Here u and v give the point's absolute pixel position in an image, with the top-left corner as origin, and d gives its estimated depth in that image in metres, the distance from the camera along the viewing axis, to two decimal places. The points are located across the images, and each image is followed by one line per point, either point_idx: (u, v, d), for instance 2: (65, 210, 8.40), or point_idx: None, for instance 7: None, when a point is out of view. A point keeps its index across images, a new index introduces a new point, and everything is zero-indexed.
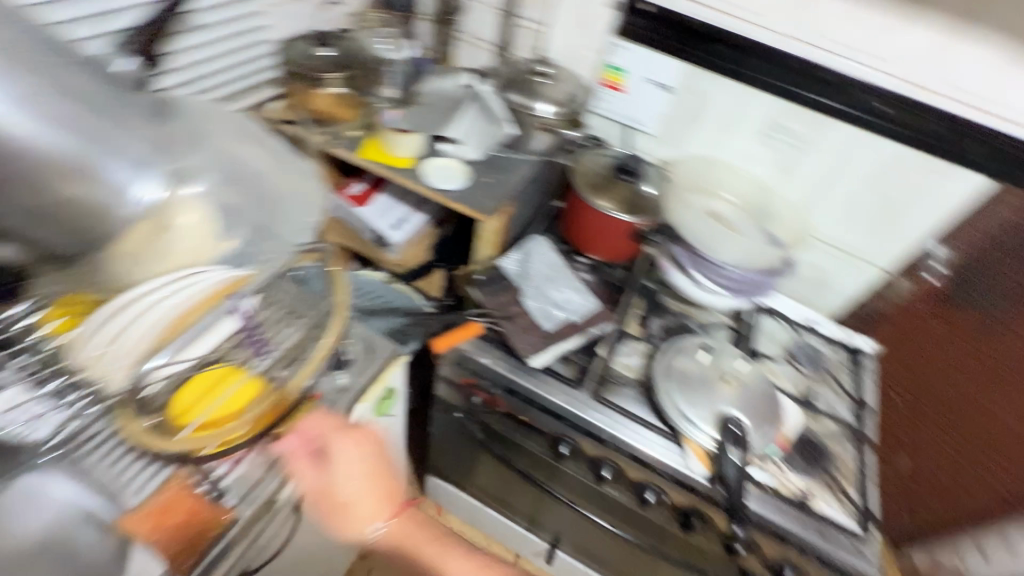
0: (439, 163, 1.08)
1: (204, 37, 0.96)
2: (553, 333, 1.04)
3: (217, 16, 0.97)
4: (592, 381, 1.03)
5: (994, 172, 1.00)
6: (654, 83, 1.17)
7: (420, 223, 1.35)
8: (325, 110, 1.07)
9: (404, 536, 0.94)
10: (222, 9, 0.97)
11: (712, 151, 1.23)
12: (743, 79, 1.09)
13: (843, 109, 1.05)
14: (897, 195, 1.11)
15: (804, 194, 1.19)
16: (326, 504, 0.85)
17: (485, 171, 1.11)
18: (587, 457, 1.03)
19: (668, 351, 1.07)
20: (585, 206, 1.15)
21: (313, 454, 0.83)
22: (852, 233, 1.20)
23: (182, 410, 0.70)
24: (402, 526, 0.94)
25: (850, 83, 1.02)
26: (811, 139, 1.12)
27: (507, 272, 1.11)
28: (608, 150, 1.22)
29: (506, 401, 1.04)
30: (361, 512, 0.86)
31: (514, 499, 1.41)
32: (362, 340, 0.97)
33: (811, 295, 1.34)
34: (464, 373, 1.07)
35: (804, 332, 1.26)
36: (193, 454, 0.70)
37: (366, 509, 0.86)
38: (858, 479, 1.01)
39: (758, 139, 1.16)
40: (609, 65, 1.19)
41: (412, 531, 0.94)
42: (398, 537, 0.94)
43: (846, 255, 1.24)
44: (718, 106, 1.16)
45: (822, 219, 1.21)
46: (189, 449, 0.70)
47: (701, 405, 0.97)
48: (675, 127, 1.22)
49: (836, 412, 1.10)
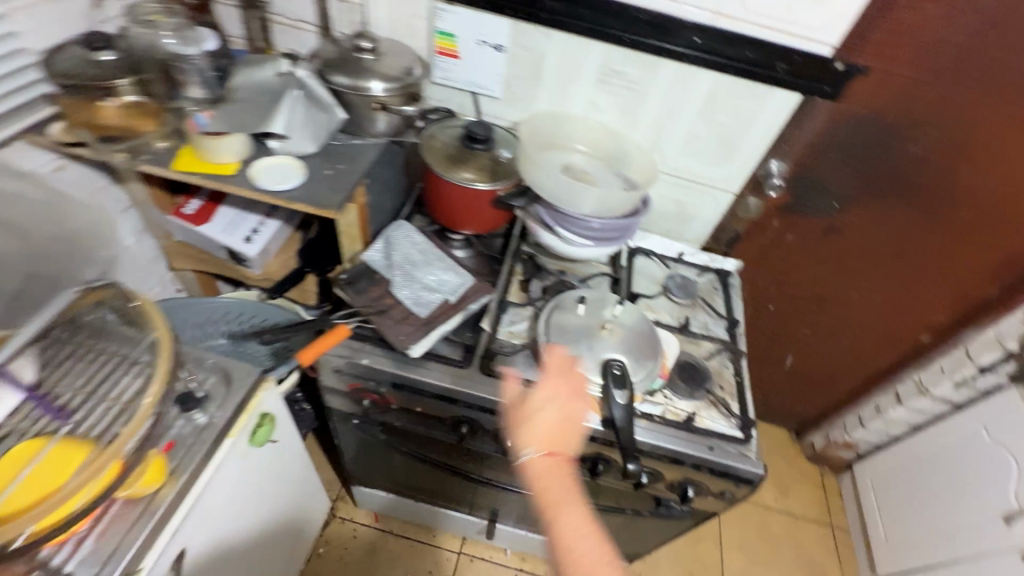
0: (268, 162, 0.98)
1: None
2: (429, 318, 1.01)
3: None
4: (480, 356, 1.02)
5: (801, 89, 1.09)
6: (487, 44, 1.14)
7: (276, 229, 1.22)
8: (116, 125, 0.94)
9: (544, 484, 0.82)
10: None
11: (560, 105, 1.23)
12: (569, 29, 1.08)
13: (666, 46, 1.07)
14: (729, 121, 1.18)
15: (650, 135, 1.24)
16: (513, 414, 0.88)
17: (325, 162, 1.03)
18: (489, 431, 1.03)
19: (548, 309, 1.07)
20: (441, 181, 1.11)
21: (178, 504, 0.76)
22: (699, 164, 1.27)
23: None
24: (551, 466, 0.84)
25: (666, 19, 1.04)
26: (645, 80, 1.14)
27: (372, 264, 1.05)
28: (457, 122, 1.19)
29: (397, 396, 1.01)
30: (542, 434, 0.85)
31: (442, 490, 1.39)
32: (217, 369, 0.87)
33: (678, 230, 1.42)
34: (348, 378, 1.02)
35: (675, 265, 1.33)
36: (3, 550, 0.60)
37: (542, 435, 0.85)
38: (737, 389, 1.09)
39: (598, 87, 1.18)
40: (437, 31, 1.13)
41: (553, 475, 0.83)
42: (540, 480, 0.83)
43: (700, 186, 1.31)
44: (554, 60, 1.15)
45: (672, 155, 1.27)
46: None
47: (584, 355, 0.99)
48: (520, 87, 1.21)
49: (712, 333, 1.18)
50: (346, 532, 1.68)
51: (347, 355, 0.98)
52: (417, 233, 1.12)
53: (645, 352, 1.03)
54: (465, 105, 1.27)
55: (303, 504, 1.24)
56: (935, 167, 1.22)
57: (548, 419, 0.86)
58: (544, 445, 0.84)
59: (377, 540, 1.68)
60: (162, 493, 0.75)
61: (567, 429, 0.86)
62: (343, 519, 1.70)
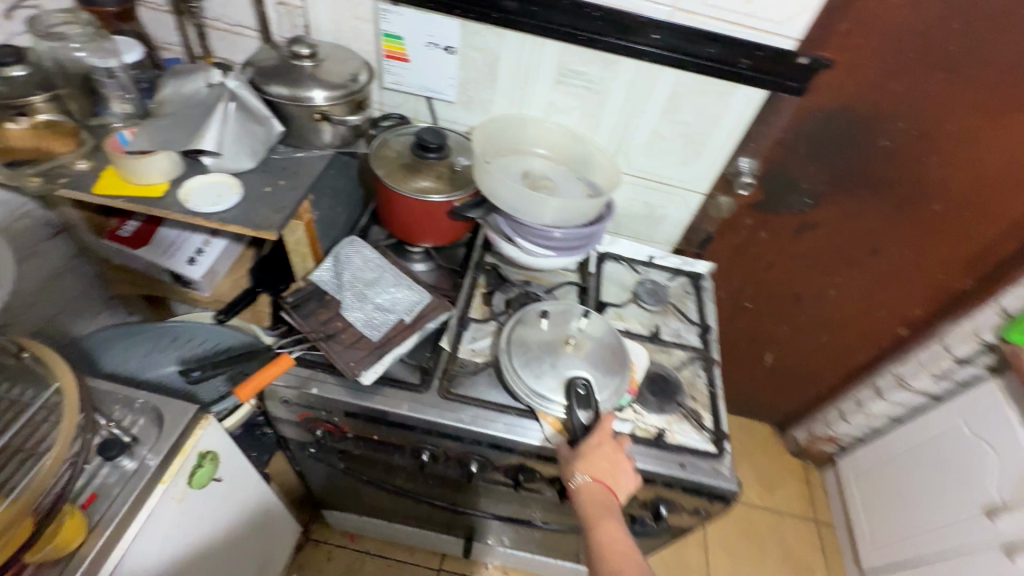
0: (201, 183, 0.92)
1: None
2: (381, 341, 0.95)
3: None
4: (438, 378, 0.97)
5: (767, 84, 1.04)
6: (437, 46, 1.08)
7: (221, 248, 1.15)
8: (25, 149, 0.87)
9: (592, 513, 0.81)
10: None
11: (519, 108, 1.17)
12: (522, 28, 1.03)
13: (624, 44, 1.02)
14: (694, 120, 1.13)
15: (614, 137, 1.18)
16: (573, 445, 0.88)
17: (265, 178, 0.97)
18: (452, 457, 0.98)
19: (512, 325, 1.02)
20: (393, 193, 1.05)
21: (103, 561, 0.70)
22: (666, 165, 1.22)
23: None
24: (603, 498, 0.82)
25: (622, 16, 0.99)
26: (604, 80, 1.09)
27: (322, 284, 0.99)
28: (410, 129, 1.13)
29: (353, 426, 0.95)
30: (596, 459, 0.85)
31: (414, 512, 1.33)
32: (148, 409, 0.81)
33: (649, 232, 1.37)
34: (299, 409, 0.95)
35: (646, 269, 1.28)
36: None
37: (595, 461, 0.84)
38: (709, 400, 1.05)
39: (557, 88, 1.12)
40: (382, 33, 1.07)
41: (600, 502, 0.82)
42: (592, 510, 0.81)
43: (668, 187, 1.26)
44: (509, 61, 1.09)
45: (638, 157, 1.22)
46: None
47: (549, 375, 0.94)
48: (475, 89, 1.15)
49: (684, 341, 1.14)
50: (319, 556, 1.61)
51: (296, 385, 0.92)
52: (370, 248, 1.05)
53: (613, 366, 0.98)
54: (419, 110, 1.21)
55: (264, 537, 1.18)
56: (907, 159, 1.19)
57: (603, 452, 0.86)
58: (595, 472, 0.83)
59: (352, 562, 1.62)
60: (82, 551, 0.69)
61: (622, 471, 0.85)
62: (317, 541, 1.64)
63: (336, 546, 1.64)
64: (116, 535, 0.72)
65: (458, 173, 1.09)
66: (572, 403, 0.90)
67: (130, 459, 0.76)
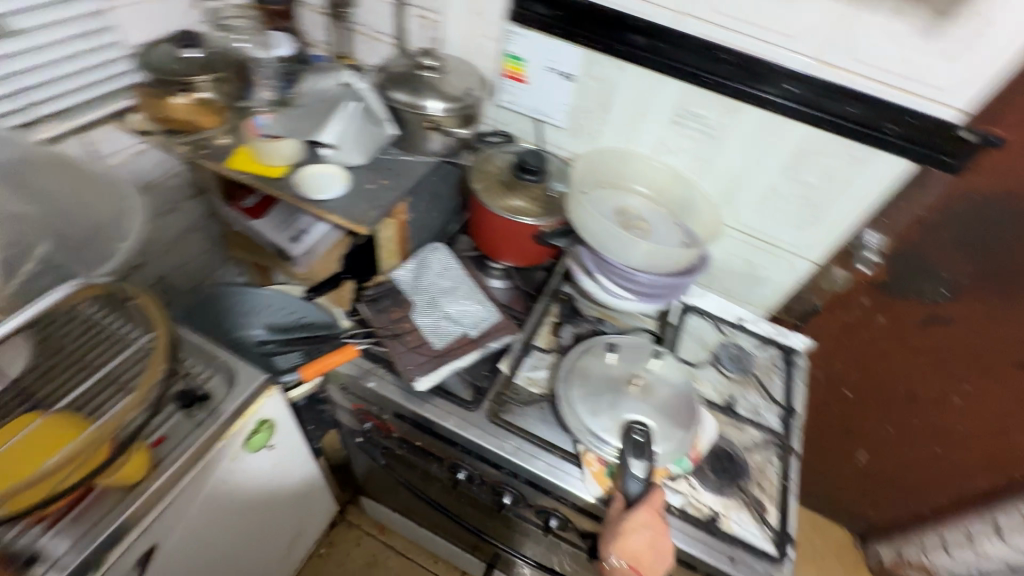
0: (314, 171, 0.96)
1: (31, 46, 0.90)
2: (443, 351, 0.95)
3: (46, 23, 0.90)
4: (491, 401, 0.95)
5: (917, 156, 0.91)
6: (557, 72, 1.08)
7: (325, 233, 1.21)
8: (183, 118, 0.97)
9: None
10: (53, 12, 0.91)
11: (626, 143, 1.13)
12: (644, 63, 1.00)
13: (752, 92, 0.95)
14: (818, 182, 1.02)
15: (723, 186, 1.10)
16: (614, 514, 0.81)
17: (370, 176, 1.02)
18: (487, 482, 0.97)
19: (575, 352, 0.99)
20: (484, 208, 1.06)
21: (158, 500, 0.76)
22: (776, 225, 1.12)
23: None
24: None
25: (755, 63, 0.92)
26: (724, 125, 1.02)
27: (399, 284, 1.02)
28: (514, 149, 1.14)
29: (400, 426, 0.97)
30: (637, 542, 0.77)
31: (442, 524, 1.33)
32: (227, 368, 0.88)
33: (746, 291, 1.27)
34: (355, 398, 0.99)
35: (732, 332, 1.18)
36: None
37: (633, 544, 0.77)
38: (779, 492, 0.93)
39: (670, 128, 1.07)
40: (506, 53, 1.09)
41: None
42: None
43: (773, 248, 1.16)
44: (624, 96, 1.06)
45: (745, 211, 1.13)
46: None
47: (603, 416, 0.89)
48: (588, 118, 1.13)
49: (761, 420, 1.03)
50: (349, 538, 1.66)
51: (356, 375, 0.95)
52: (450, 258, 1.07)
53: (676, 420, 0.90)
54: (527, 131, 1.22)
55: (302, 508, 1.23)
56: None
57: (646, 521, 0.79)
58: (632, 557, 0.76)
59: (378, 554, 1.64)
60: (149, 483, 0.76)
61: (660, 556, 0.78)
62: (349, 525, 1.68)
63: (366, 534, 1.68)
64: (176, 478, 0.79)
65: (551, 198, 1.08)
66: (625, 451, 0.84)
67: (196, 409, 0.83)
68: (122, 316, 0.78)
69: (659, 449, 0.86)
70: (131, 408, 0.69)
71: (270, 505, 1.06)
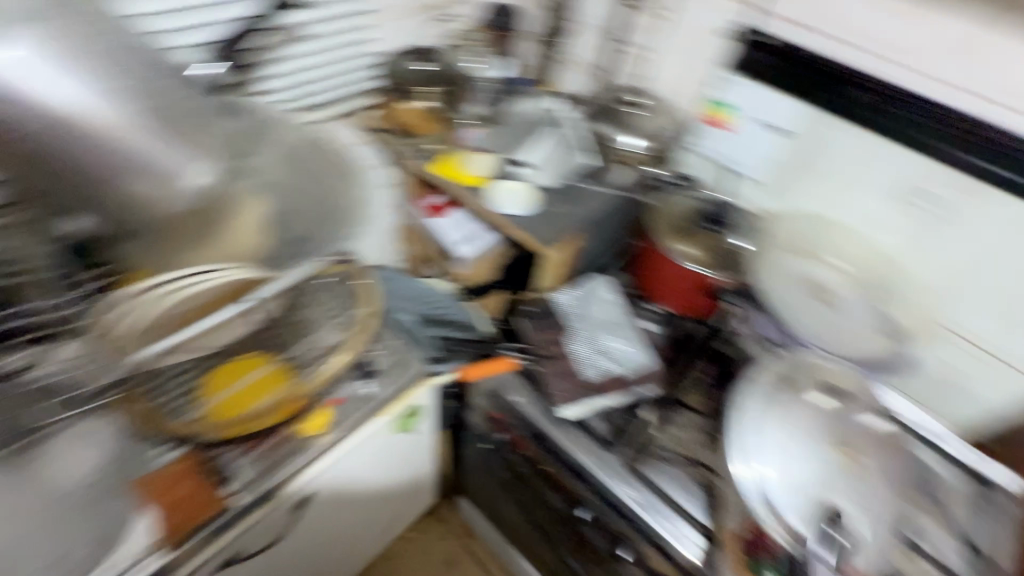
0: (505, 186, 1.03)
1: (306, 49, 1.03)
2: (593, 383, 0.93)
3: (324, 29, 1.04)
4: (629, 447, 0.92)
5: None
6: (765, 125, 1.03)
7: (490, 242, 1.30)
8: (411, 122, 1.13)
9: None
10: (330, 21, 1.04)
11: (827, 209, 1.04)
12: (871, 126, 0.93)
13: (1007, 176, 0.83)
14: None
15: (943, 277, 0.95)
16: None
17: (555, 200, 1.06)
18: (606, 528, 0.93)
19: (758, 403, 0.85)
20: (659, 250, 1.04)
21: (319, 457, 0.84)
22: (1006, 337, 0.93)
23: (213, 389, 0.77)
24: None
25: (1016, 142, 0.81)
26: (962, 209, 0.89)
27: (559, 307, 1.03)
28: (698, 194, 1.10)
29: (531, 445, 0.97)
30: None
31: (536, 548, 1.31)
32: (397, 352, 0.95)
33: (941, 405, 1.04)
34: (495, 406, 1.01)
35: (927, 447, 0.94)
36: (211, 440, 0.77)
37: None
38: None
39: (889, 202, 0.96)
40: (713, 99, 1.07)
41: None
42: None
43: (1001, 362, 0.95)
44: (838, 159, 0.99)
45: (967, 313, 0.95)
46: (218, 435, 0.77)
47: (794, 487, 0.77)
48: (790, 175, 1.06)
49: None
50: (436, 531, 1.70)
51: (502, 385, 0.97)
52: (614, 293, 1.08)
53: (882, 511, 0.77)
54: (711, 178, 1.16)
55: (412, 498, 1.27)
56: None
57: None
58: None
59: (460, 555, 1.67)
60: (319, 440, 0.84)
61: None
62: (439, 519, 1.72)
63: (452, 533, 1.71)
64: (338, 440, 0.86)
65: (727, 253, 1.04)
66: (804, 544, 0.73)
67: (367, 382, 0.90)
68: (327, 288, 0.86)
69: (853, 548, 0.73)
70: (321, 372, 0.81)
71: (393, 486, 1.12)
